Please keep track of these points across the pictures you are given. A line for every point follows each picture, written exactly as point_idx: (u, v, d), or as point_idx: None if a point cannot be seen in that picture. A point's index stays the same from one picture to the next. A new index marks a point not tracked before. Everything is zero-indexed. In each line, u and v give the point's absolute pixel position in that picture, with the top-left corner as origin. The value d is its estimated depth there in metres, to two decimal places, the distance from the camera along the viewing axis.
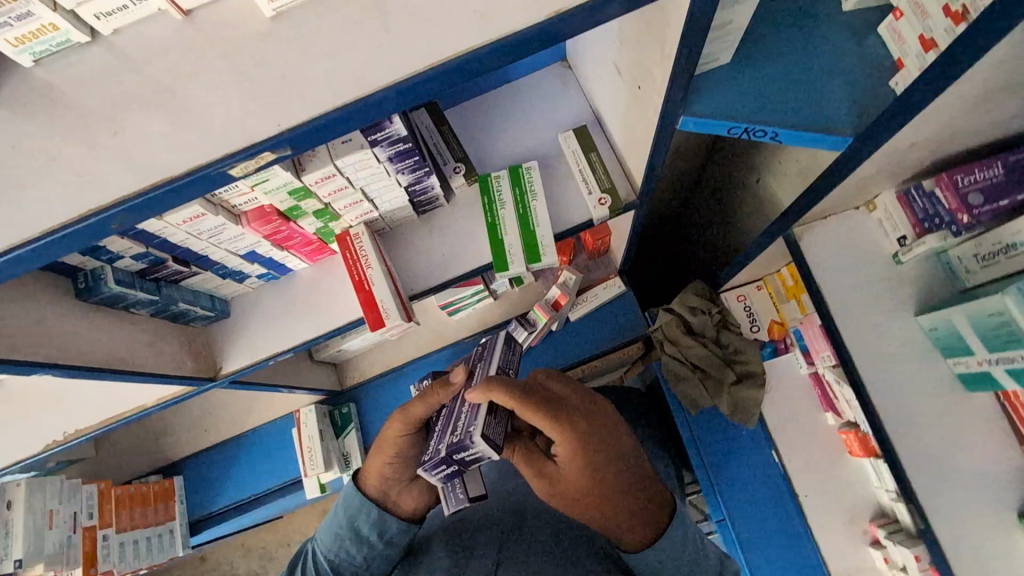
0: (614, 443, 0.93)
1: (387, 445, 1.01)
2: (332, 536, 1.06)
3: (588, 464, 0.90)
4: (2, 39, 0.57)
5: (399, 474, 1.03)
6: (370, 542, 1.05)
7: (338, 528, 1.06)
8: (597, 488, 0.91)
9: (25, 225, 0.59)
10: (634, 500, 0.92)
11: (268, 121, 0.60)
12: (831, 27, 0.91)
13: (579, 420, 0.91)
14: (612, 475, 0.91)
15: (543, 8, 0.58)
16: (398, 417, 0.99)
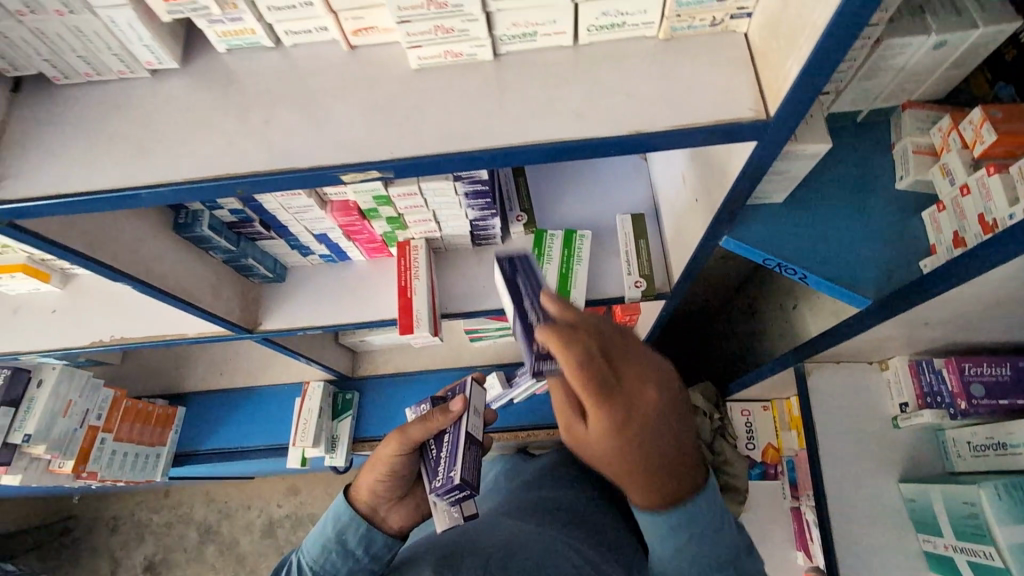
0: (661, 418, 0.63)
1: (383, 459, 0.90)
2: (314, 552, 0.87)
3: (624, 449, 0.63)
4: (213, 30, 0.74)
5: (392, 488, 0.91)
6: (353, 561, 0.86)
7: (321, 541, 0.87)
8: (631, 471, 0.67)
9: (173, 170, 0.73)
10: (672, 478, 0.70)
11: (383, 148, 0.72)
12: (882, 199, 1.01)
13: (621, 396, 0.62)
14: (652, 456, 0.65)
15: (630, 124, 0.70)
16: (394, 435, 0.90)
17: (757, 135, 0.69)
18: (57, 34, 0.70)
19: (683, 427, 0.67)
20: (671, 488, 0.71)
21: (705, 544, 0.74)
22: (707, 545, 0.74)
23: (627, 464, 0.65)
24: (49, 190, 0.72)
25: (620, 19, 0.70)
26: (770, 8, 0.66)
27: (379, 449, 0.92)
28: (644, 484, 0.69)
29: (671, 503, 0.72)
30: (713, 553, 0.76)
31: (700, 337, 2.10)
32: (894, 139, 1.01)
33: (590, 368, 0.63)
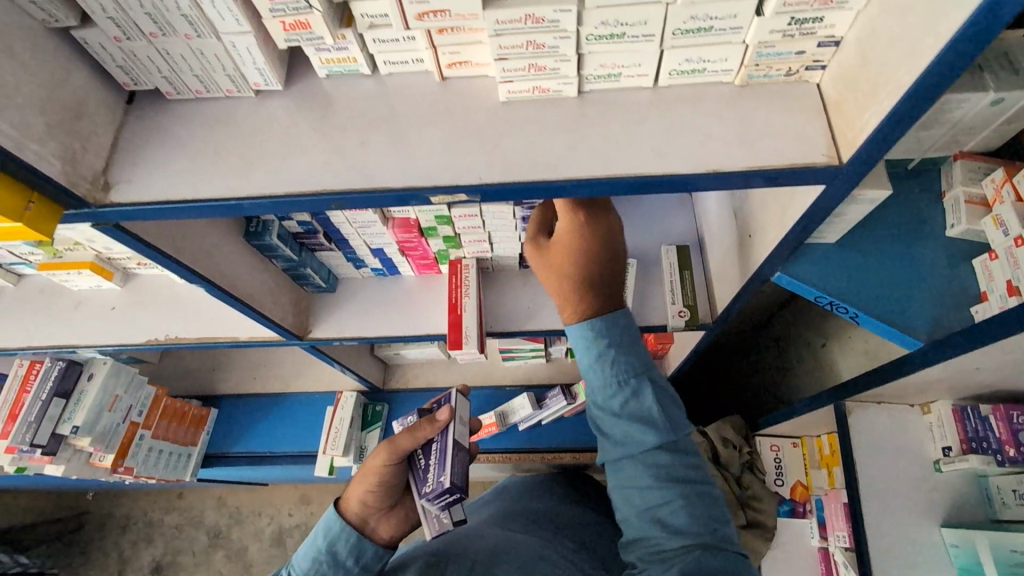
0: (597, 237, 0.92)
1: (373, 471, 0.95)
2: (307, 563, 0.90)
3: (571, 249, 0.92)
4: (319, 57, 0.80)
5: (382, 498, 0.96)
6: (345, 570, 0.90)
7: (313, 554, 0.90)
8: (567, 274, 0.93)
9: (273, 183, 0.79)
10: (596, 290, 0.93)
11: (472, 173, 0.77)
12: (932, 244, 1.04)
13: (585, 211, 0.92)
14: (586, 264, 0.92)
15: (708, 164, 0.74)
16: (383, 447, 0.97)
17: (829, 180, 0.73)
18: (181, 55, 0.76)
19: (619, 258, 0.94)
20: (592, 303, 0.92)
21: (620, 353, 0.89)
22: (613, 344, 0.89)
23: (565, 268, 0.92)
24: (159, 196, 0.78)
25: (702, 65, 0.75)
26: (848, 64, 0.70)
27: (370, 459, 0.97)
28: (573, 289, 0.93)
29: (592, 317, 0.91)
30: (625, 359, 0.89)
31: (720, 365, 2.10)
32: (946, 188, 1.04)
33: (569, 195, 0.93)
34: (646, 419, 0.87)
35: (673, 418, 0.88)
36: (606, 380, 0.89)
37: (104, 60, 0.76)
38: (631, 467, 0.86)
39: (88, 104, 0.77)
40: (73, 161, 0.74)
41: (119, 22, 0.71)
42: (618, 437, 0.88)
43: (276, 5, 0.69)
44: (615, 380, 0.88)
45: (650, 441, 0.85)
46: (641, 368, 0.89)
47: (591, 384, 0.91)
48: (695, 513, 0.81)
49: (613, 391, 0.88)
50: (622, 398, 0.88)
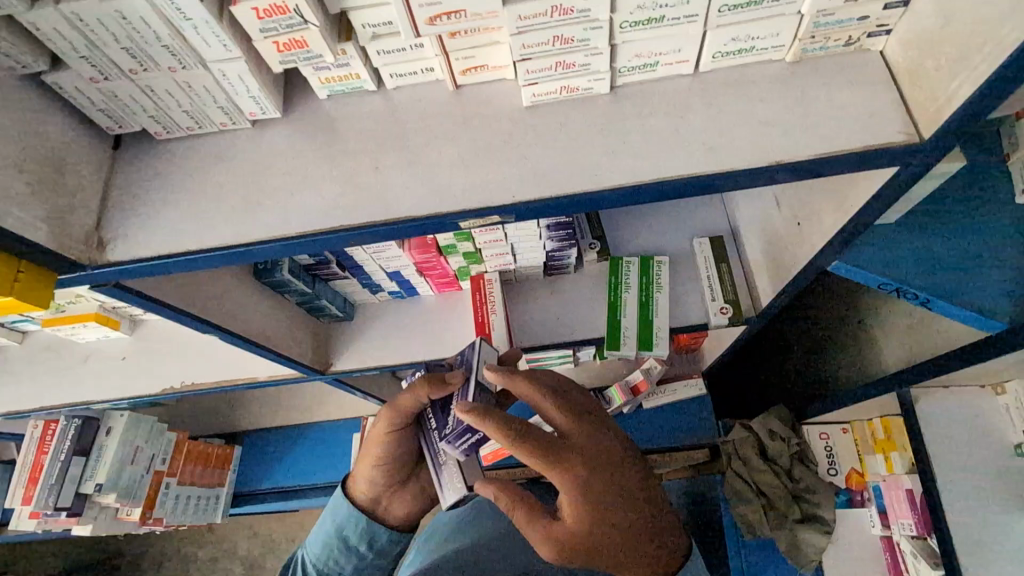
0: (606, 467, 0.77)
1: (375, 447, 0.91)
2: (318, 551, 0.92)
3: (593, 515, 0.75)
4: (317, 76, 0.72)
5: (386, 479, 0.92)
6: (356, 554, 0.91)
7: (323, 537, 0.92)
8: (602, 543, 0.75)
9: (282, 224, 0.71)
10: (642, 536, 0.76)
11: (503, 191, 0.69)
12: (1002, 214, 0.94)
13: (568, 454, 0.76)
14: (621, 511, 0.76)
15: (767, 155, 0.65)
16: (386, 411, 0.89)
17: (909, 160, 0.64)
18: (167, 90, 0.68)
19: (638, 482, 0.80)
20: (654, 548, 0.76)
21: None
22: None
23: (597, 533, 0.75)
24: (160, 250, 0.71)
25: (750, 44, 0.67)
26: (921, 26, 0.62)
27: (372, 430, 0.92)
28: (616, 553, 0.75)
29: (661, 564, 0.76)
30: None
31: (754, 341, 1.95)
32: (1010, 150, 0.93)
33: (567, 462, 0.76)
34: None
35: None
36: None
37: (83, 104, 0.69)
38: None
39: (71, 155, 0.70)
40: (62, 223, 0.67)
41: (95, 61, 0.63)
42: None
43: (268, 23, 0.61)
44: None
45: None
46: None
47: None
48: None
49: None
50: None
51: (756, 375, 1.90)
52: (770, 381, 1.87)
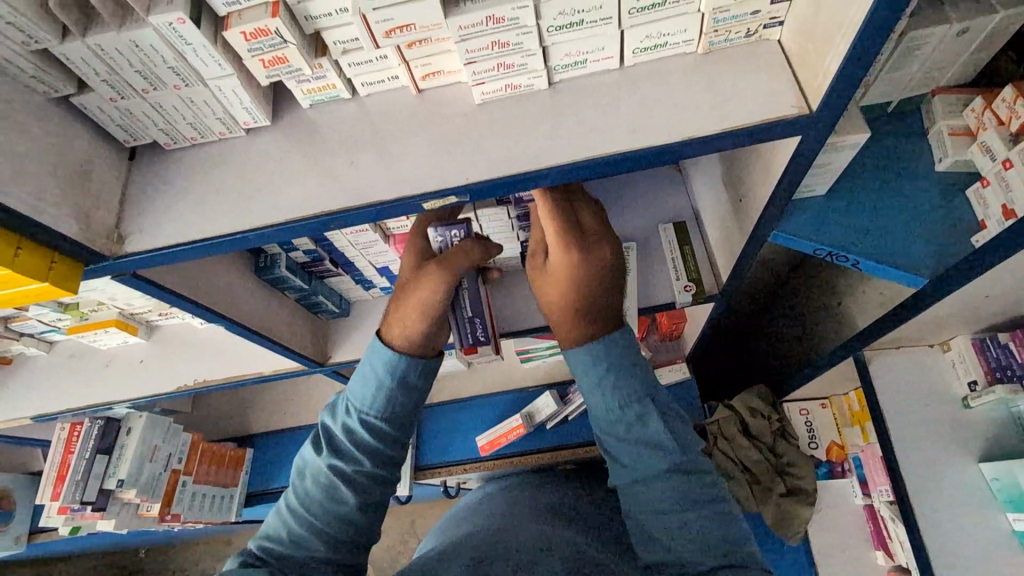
0: (594, 269, 0.91)
1: (431, 299, 0.91)
2: (374, 393, 0.86)
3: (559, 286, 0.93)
4: (299, 88, 0.84)
5: (432, 325, 0.91)
6: (415, 388, 0.88)
7: (378, 378, 0.86)
8: (564, 303, 0.92)
9: (272, 214, 0.83)
10: (590, 311, 0.90)
11: (458, 176, 0.80)
12: (924, 182, 1.04)
13: (578, 240, 0.92)
14: (585, 296, 0.90)
15: (680, 132, 0.76)
16: (438, 275, 0.92)
17: (802, 130, 0.75)
18: (173, 106, 0.81)
19: (613, 294, 0.92)
20: (589, 328, 0.88)
21: (619, 385, 0.84)
22: (608, 370, 0.84)
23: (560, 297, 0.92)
24: (169, 240, 0.83)
25: (662, 40, 0.78)
26: (801, 16, 0.73)
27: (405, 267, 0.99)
28: (568, 314, 0.91)
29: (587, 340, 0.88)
30: (627, 382, 0.83)
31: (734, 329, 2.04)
32: (929, 124, 1.04)
33: (570, 235, 0.91)
34: (654, 442, 0.81)
35: (683, 437, 0.83)
36: (607, 408, 0.84)
37: (104, 121, 0.82)
38: (645, 494, 0.81)
39: (94, 165, 0.83)
40: (88, 220, 0.80)
41: (113, 84, 0.76)
42: (628, 465, 0.83)
43: (253, 45, 0.73)
44: (620, 403, 0.83)
45: (659, 465, 0.80)
46: (644, 389, 0.84)
47: (595, 408, 0.86)
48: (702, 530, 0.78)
49: (616, 418, 0.83)
50: (620, 428, 0.83)
51: (753, 355, 2.01)
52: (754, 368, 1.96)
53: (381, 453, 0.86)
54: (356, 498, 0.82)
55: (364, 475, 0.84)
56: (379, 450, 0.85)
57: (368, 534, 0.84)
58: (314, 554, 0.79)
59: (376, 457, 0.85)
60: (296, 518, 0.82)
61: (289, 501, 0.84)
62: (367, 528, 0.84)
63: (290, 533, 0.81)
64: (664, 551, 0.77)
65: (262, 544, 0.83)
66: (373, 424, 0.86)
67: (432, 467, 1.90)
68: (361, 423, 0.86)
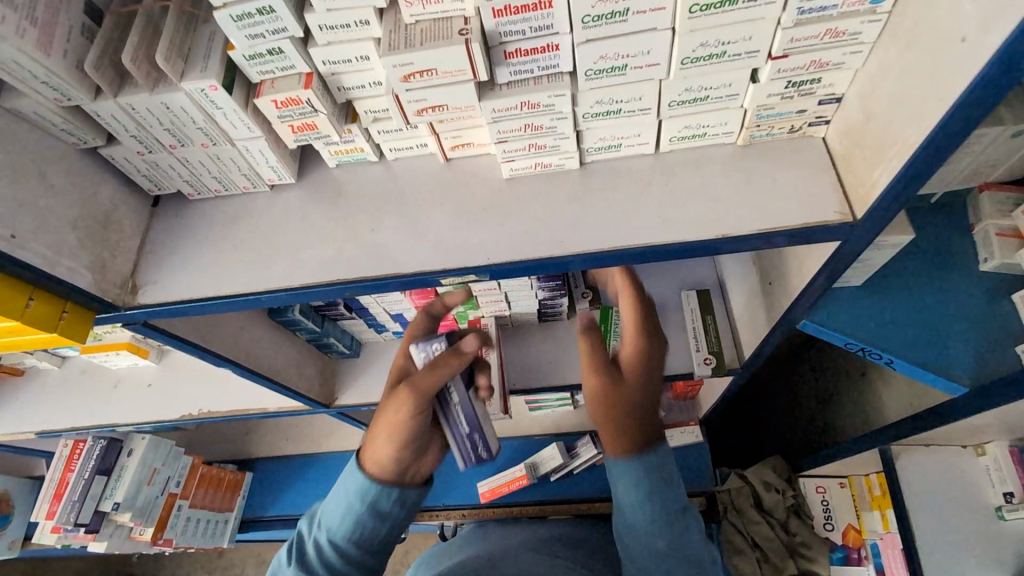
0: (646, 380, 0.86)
1: (397, 421, 0.80)
2: (340, 520, 0.77)
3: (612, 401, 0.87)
4: (327, 150, 0.83)
5: (409, 447, 0.81)
6: (390, 519, 0.78)
7: (347, 508, 0.77)
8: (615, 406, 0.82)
9: (287, 277, 0.81)
10: (643, 424, 0.80)
11: (480, 254, 0.78)
12: (967, 280, 0.98)
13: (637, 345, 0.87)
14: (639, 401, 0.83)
15: (713, 229, 0.73)
16: (405, 393, 0.81)
17: (844, 237, 0.71)
18: (200, 161, 0.80)
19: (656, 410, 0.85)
20: (638, 438, 0.79)
21: (654, 470, 0.77)
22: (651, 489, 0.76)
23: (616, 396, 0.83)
24: (184, 294, 0.81)
25: (702, 130, 0.75)
26: (851, 120, 0.69)
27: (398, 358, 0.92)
28: (619, 418, 0.81)
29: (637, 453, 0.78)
30: (671, 497, 0.77)
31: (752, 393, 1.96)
32: (974, 220, 1.00)
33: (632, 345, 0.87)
34: (683, 530, 0.75)
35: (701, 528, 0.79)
36: (645, 524, 0.75)
37: (130, 171, 0.81)
38: None
39: (116, 214, 0.82)
40: (103, 271, 0.79)
41: (141, 139, 0.75)
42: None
43: (283, 111, 0.72)
44: (651, 490, 0.76)
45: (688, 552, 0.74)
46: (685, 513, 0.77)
47: (619, 499, 0.78)
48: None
49: (648, 506, 0.75)
50: (655, 548, 0.74)
51: (765, 420, 1.89)
52: (770, 438, 1.87)
53: None
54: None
55: None
56: None
57: None
58: None
59: None
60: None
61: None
62: None
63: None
64: None
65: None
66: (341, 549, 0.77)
67: (429, 510, 1.86)
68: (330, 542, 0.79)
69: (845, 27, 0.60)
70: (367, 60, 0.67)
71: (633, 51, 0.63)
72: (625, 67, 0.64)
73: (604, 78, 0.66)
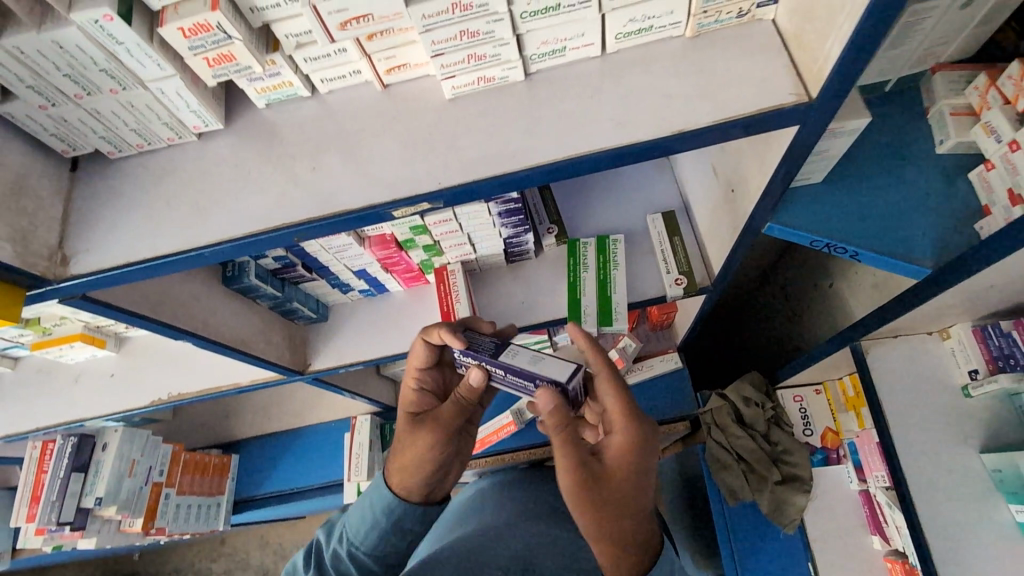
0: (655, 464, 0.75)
1: (422, 458, 0.86)
2: (363, 525, 0.83)
3: (641, 466, 0.72)
4: (252, 87, 0.77)
5: (431, 478, 0.87)
6: (406, 530, 0.84)
7: (371, 514, 0.83)
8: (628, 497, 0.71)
9: (227, 228, 0.76)
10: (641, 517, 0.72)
11: (431, 179, 0.74)
12: (924, 166, 0.99)
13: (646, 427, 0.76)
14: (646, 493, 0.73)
15: (668, 126, 0.70)
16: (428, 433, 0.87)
17: (801, 119, 0.69)
18: (113, 112, 0.74)
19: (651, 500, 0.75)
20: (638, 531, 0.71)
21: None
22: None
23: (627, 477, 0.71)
24: (118, 259, 0.76)
25: (647, 23, 0.72)
26: None
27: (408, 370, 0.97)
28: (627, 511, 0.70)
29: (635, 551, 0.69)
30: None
31: (724, 318, 1.99)
32: (929, 104, 1.00)
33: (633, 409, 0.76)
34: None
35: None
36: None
37: (36, 131, 0.74)
38: None
39: (29, 180, 0.75)
40: (25, 241, 0.72)
41: (41, 89, 0.68)
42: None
43: (194, 41, 0.66)
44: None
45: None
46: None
47: None
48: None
49: None
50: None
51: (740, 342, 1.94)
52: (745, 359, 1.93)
53: None
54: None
55: None
56: None
57: None
58: None
59: None
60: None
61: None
62: None
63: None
64: None
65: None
66: (358, 561, 0.82)
67: None
68: (349, 553, 0.82)
69: None
70: None
71: None
72: None
73: None
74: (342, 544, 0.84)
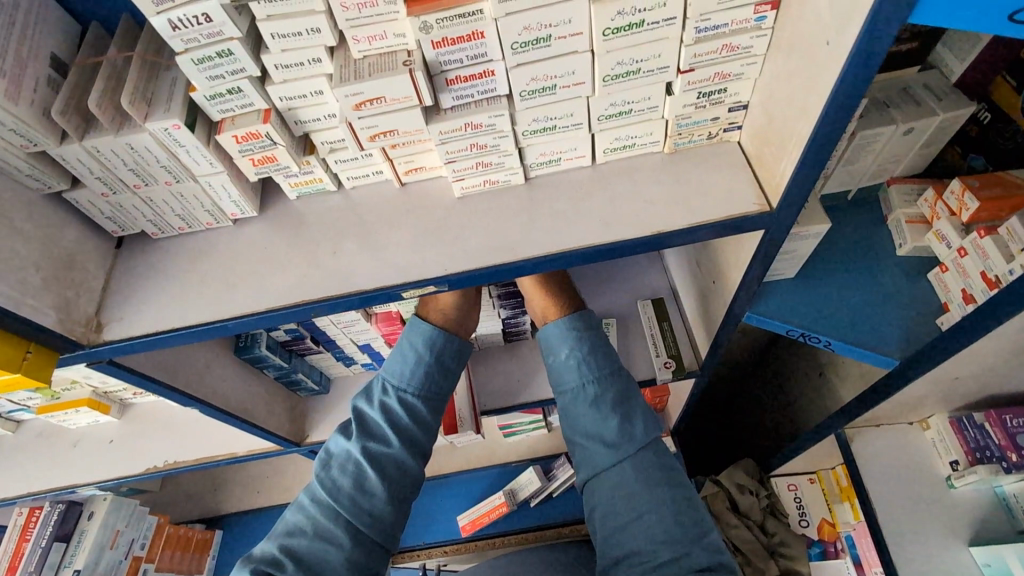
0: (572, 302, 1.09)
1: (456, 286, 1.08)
2: (409, 369, 1.01)
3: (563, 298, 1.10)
4: (287, 182, 0.88)
5: (456, 315, 1.07)
6: (446, 368, 1.03)
7: (415, 353, 1.02)
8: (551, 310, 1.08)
9: (251, 304, 0.83)
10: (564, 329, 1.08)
11: (438, 266, 0.82)
12: (887, 266, 1.08)
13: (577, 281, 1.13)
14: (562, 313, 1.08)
15: (649, 227, 0.80)
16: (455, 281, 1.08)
17: (765, 224, 0.79)
18: (163, 199, 0.84)
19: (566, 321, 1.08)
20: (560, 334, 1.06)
21: (605, 369, 0.99)
22: (587, 347, 1.00)
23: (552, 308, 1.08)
24: (147, 329, 0.82)
25: (631, 141, 0.84)
26: (757, 123, 0.79)
27: None
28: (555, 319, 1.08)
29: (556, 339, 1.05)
30: (601, 363, 1.00)
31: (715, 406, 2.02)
32: (887, 212, 1.11)
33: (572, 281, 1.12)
34: (630, 416, 0.95)
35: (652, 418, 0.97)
36: (581, 380, 0.98)
37: (93, 213, 0.84)
38: (623, 469, 0.92)
39: (79, 256, 0.84)
40: (68, 309, 0.80)
41: (105, 180, 0.79)
42: (600, 439, 0.95)
43: (244, 146, 0.77)
44: (594, 379, 0.98)
45: (637, 440, 0.93)
46: (625, 395, 0.98)
47: (568, 388, 0.99)
48: (656, 473, 0.91)
49: (592, 391, 0.97)
50: (590, 397, 0.97)
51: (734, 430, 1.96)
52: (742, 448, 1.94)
53: (410, 436, 0.99)
54: (383, 479, 0.94)
55: (390, 459, 0.96)
56: (408, 433, 0.98)
57: (388, 531, 0.93)
58: (341, 532, 0.89)
59: (405, 437, 0.98)
60: (326, 500, 0.93)
61: (317, 483, 0.95)
62: (394, 518, 0.94)
63: (320, 514, 0.91)
64: (619, 475, 0.92)
65: (289, 534, 0.91)
66: (410, 408, 1.00)
67: (411, 549, 1.84)
68: (398, 403, 1.00)
69: (737, 42, 0.71)
70: (320, 94, 0.73)
71: (560, 73, 0.71)
72: (554, 86, 0.73)
73: (537, 98, 0.74)
74: (390, 395, 1.01)
